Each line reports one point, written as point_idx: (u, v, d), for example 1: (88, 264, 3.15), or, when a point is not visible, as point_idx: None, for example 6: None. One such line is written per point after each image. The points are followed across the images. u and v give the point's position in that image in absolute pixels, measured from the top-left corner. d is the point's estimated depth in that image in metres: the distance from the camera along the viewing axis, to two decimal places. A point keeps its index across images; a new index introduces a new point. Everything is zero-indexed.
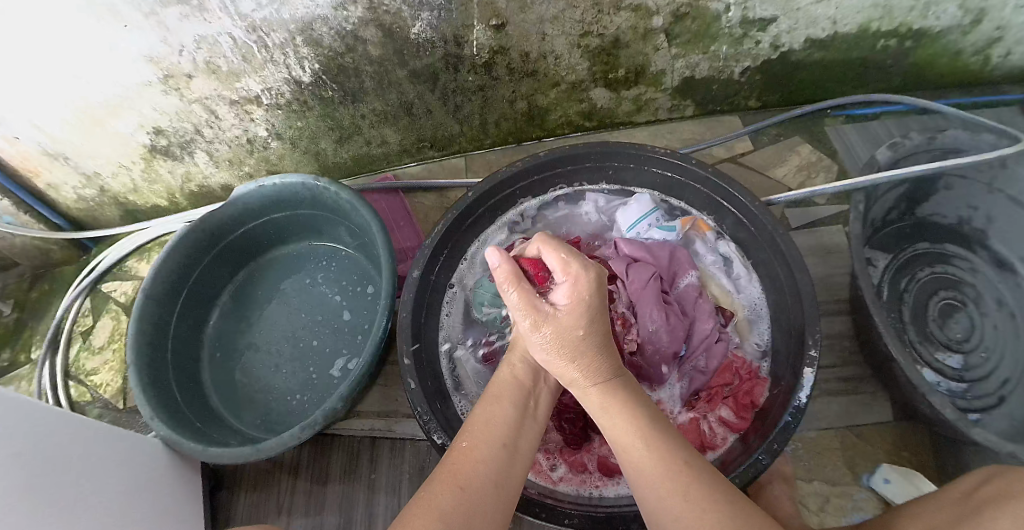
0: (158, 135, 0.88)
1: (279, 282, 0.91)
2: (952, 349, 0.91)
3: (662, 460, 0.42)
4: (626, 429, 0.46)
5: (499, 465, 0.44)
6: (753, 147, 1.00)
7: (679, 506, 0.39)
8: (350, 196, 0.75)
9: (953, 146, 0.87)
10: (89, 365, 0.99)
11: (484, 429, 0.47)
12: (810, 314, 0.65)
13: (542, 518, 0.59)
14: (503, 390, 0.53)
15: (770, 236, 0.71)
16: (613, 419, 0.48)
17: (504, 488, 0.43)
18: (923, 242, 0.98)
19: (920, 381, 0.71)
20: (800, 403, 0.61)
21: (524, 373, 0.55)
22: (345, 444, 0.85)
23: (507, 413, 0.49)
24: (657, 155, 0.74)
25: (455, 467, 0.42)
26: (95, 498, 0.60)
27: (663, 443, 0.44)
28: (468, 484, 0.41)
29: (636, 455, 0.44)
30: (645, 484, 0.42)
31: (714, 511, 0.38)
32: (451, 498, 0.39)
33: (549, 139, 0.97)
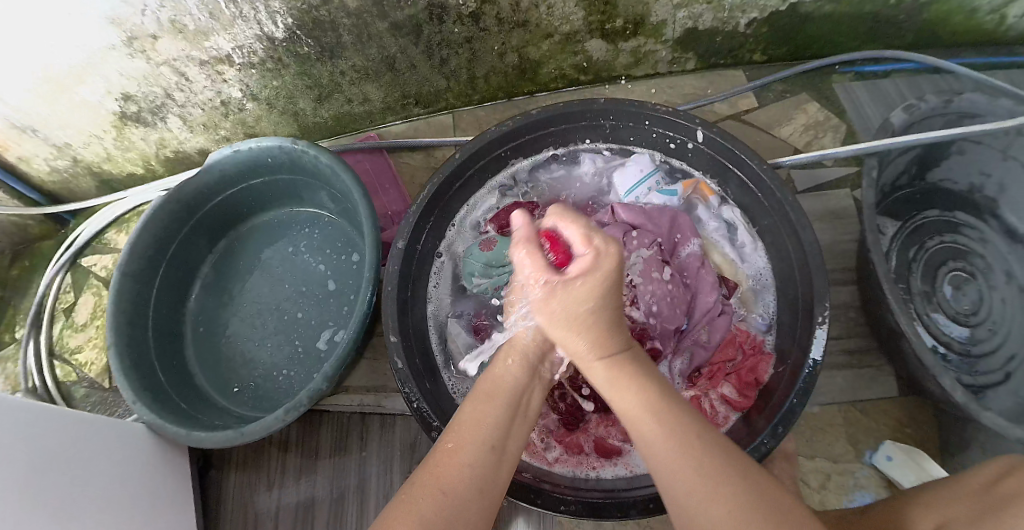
0: (127, 101, 0.82)
1: (261, 253, 0.86)
2: (957, 321, 0.87)
3: (674, 419, 0.39)
4: (630, 388, 0.43)
5: (487, 473, 0.39)
6: (758, 105, 0.94)
7: (692, 469, 0.36)
8: (330, 160, 0.70)
9: (969, 111, 0.82)
10: (73, 343, 0.96)
11: (472, 427, 0.41)
12: (818, 285, 0.61)
13: (538, 504, 0.56)
14: (496, 388, 0.46)
15: (778, 200, 0.66)
16: (621, 391, 0.43)
17: (489, 498, 0.38)
18: (933, 210, 0.93)
19: (930, 362, 0.68)
20: (810, 369, 0.58)
21: (518, 372, 0.48)
22: (334, 421, 0.82)
23: (495, 412, 0.43)
24: (658, 113, 0.68)
25: (437, 469, 0.38)
26: (89, 497, 0.60)
27: (670, 402, 0.41)
28: (450, 489, 0.37)
29: (644, 421, 0.40)
30: (651, 446, 0.39)
31: (729, 479, 0.35)
32: (432, 503, 0.36)
33: (540, 93, 0.92)
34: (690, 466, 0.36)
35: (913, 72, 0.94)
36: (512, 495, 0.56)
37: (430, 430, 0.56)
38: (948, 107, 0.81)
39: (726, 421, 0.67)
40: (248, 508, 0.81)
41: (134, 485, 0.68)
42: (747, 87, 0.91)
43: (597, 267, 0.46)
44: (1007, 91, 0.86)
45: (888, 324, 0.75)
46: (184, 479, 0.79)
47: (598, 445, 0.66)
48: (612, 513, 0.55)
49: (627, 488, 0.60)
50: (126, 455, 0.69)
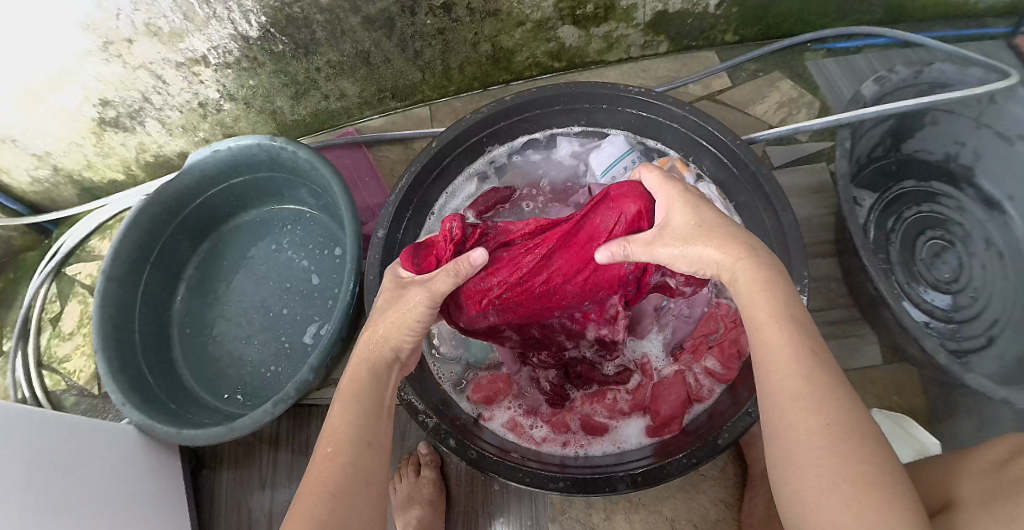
0: (105, 106, 0.82)
1: (244, 251, 0.87)
2: (940, 289, 0.89)
3: (799, 344, 0.38)
4: (766, 308, 0.41)
5: (368, 465, 0.40)
6: (732, 85, 0.95)
7: (801, 388, 0.36)
8: (308, 155, 0.71)
9: (941, 80, 0.84)
10: (61, 352, 0.95)
11: (343, 429, 0.42)
12: (797, 260, 0.63)
13: (526, 483, 0.56)
14: (357, 389, 0.46)
15: (753, 175, 0.68)
16: (756, 299, 0.42)
17: (375, 485, 0.40)
18: (909, 180, 0.94)
19: (912, 326, 0.70)
20: None
21: (376, 366, 0.49)
22: (324, 414, 0.83)
23: (360, 411, 0.44)
24: (631, 94, 0.70)
25: (317, 475, 0.39)
26: (89, 500, 0.61)
27: (799, 329, 0.39)
28: (334, 488, 0.38)
29: (770, 336, 0.39)
30: (770, 361, 0.38)
31: (837, 405, 0.35)
32: (320, 507, 0.37)
33: (515, 82, 0.93)
34: (803, 385, 0.36)
35: (885, 47, 0.96)
36: (495, 473, 0.57)
37: (417, 415, 0.59)
38: (919, 78, 0.83)
39: (711, 394, 0.66)
40: (243, 506, 0.81)
41: (133, 490, 0.69)
42: (720, 67, 0.92)
43: (680, 207, 0.49)
44: (978, 61, 0.88)
45: (870, 292, 0.77)
46: (177, 481, 0.79)
47: (585, 423, 0.66)
48: (601, 487, 0.56)
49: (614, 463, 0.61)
50: (120, 460, 0.69)
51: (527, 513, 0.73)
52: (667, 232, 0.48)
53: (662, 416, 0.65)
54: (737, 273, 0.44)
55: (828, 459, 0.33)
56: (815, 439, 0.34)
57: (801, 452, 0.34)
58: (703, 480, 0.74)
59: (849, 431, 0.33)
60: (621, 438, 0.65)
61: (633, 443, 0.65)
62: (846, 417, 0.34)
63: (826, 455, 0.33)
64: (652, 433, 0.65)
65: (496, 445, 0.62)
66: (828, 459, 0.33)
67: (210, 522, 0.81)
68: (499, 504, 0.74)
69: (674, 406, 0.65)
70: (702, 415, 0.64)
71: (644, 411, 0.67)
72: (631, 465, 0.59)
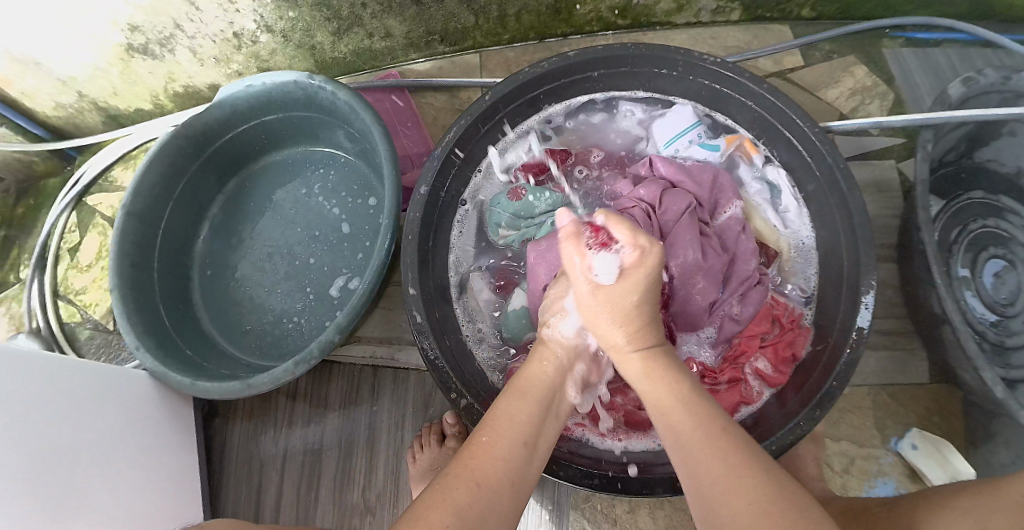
0: (134, 32, 0.78)
1: (272, 194, 0.82)
2: (994, 310, 0.79)
3: (698, 420, 0.38)
4: (668, 394, 0.41)
5: (520, 467, 0.39)
6: (804, 64, 0.88)
7: (715, 470, 0.35)
8: (349, 96, 0.66)
9: None
10: (78, 284, 0.93)
11: (506, 423, 0.41)
12: (867, 259, 0.57)
13: (560, 476, 0.53)
14: (528, 385, 0.46)
15: (829, 167, 0.61)
16: (655, 381, 0.43)
17: (520, 492, 0.38)
18: (977, 190, 0.83)
19: (974, 354, 0.64)
20: (862, 329, 0.56)
21: (552, 375, 0.48)
22: (345, 373, 0.80)
23: (529, 411, 0.43)
24: (706, 63, 0.63)
25: (467, 463, 0.37)
26: (116, 449, 0.62)
27: (706, 408, 0.39)
28: (485, 481, 0.36)
29: (674, 418, 0.39)
30: (676, 443, 0.38)
31: (751, 478, 0.33)
32: (467, 495, 0.35)
33: (575, 36, 0.86)
34: (719, 470, 0.34)
35: (965, 44, 0.85)
36: None
37: (450, 392, 0.54)
38: (1007, 84, 0.73)
39: (759, 397, 0.63)
40: (253, 458, 0.80)
41: (144, 446, 0.67)
42: (794, 43, 0.84)
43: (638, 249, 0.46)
44: None
45: (932, 307, 0.70)
46: (189, 430, 0.77)
47: (627, 417, 0.62)
48: (638, 490, 0.52)
49: (652, 463, 0.56)
50: (133, 406, 0.67)
51: (548, 497, 0.70)
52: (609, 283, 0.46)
53: None
54: (634, 356, 0.46)
55: None
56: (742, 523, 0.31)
57: None
58: None
59: (767, 508, 0.31)
60: None
61: None
62: (765, 494, 0.32)
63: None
64: None
65: None
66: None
67: (222, 477, 0.79)
68: None
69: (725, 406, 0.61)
70: (747, 421, 0.61)
71: None
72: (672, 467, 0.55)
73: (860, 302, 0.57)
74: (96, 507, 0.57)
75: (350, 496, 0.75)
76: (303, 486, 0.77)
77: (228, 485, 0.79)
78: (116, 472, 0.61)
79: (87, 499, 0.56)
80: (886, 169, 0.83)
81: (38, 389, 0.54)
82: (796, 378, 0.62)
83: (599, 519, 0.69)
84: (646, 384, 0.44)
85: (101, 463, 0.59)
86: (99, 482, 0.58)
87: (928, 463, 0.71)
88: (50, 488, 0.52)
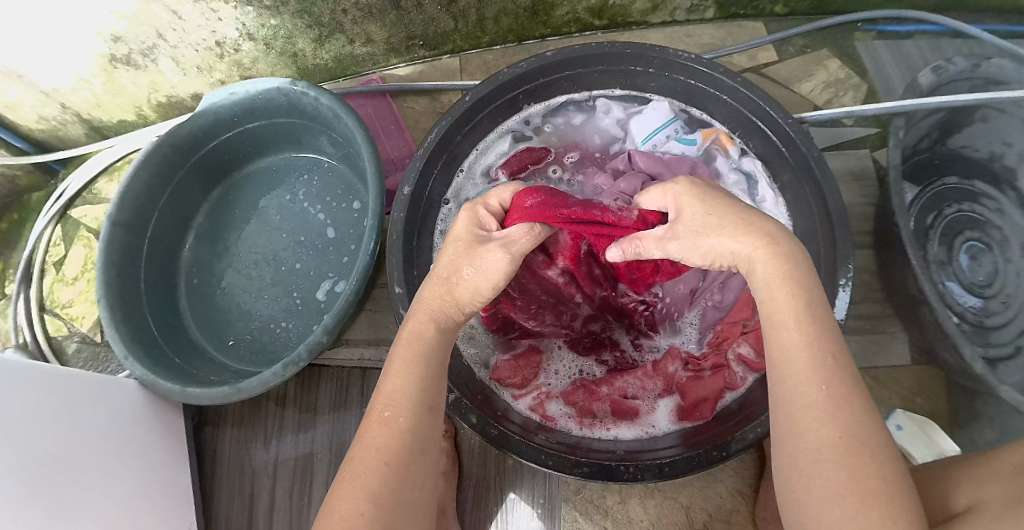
0: (117, 43, 0.78)
1: (257, 200, 0.83)
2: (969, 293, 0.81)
3: (812, 345, 0.37)
4: (785, 307, 0.39)
5: (423, 431, 0.39)
6: (779, 59, 0.90)
7: (820, 400, 0.35)
8: (331, 101, 0.66)
9: (997, 78, 0.75)
10: (65, 297, 0.92)
11: (399, 395, 0.40)
12: (842, 245, 0.59)
13: (549, 466, 0.54)
14: (413, 343, 0.44)
15: (803, 157, 0.63)
16: (775, 289, 0.40)
17: (431, 452, 0.40)
18: (951, 177, 0.83)
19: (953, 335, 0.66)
20: (839, 323, 0.57)
21: (429, 335, 0.45)
22: (334, 375, 0.80)
23: (418, 378, 0.42)
24: (681, 59, 0.65)
25: (367, 442, 0.38)
26: (109, 459, 0.62)
27: (824, 334, 0.38)
28: (393, 459, 0.37)
29: (788, 338, 0.38)
30: (781, 363, 0.38)
31: (848, 419, 0.34)
32: (378, 475, 0.36)
33: (553, 37, 0.88)
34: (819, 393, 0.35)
35: (935, 35, 0.87)
36: (519, 456, 0.54)
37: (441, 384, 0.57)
38: (976, 72, 0.76)
39: (744, 382, 0.62)
40: (244, 464, 0.80)
41: (136, 456, 0.67)
42: (767, 39, 0.86)
43: (695, 198, 0.46)
44: None
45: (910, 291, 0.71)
46: (179, 439, 0.77)
47: (614, 406, 0.62)
48: (626, 476, 0.53)
49: (640, 450, 0.57)
50: (122, 416, 0.67)
51: (540, 490, 0.71)
52: (676, 224, 0.46)
53: (692, 398, 0.62)
54: (755, 261, 0.42)
55: (843, 478, 0.32)
56: (826, 454, 0.34)
57: (807, 467, 0.34)
58: (720, 469, 0.70)
59: (852, 449, 0.33)
60: (650, 422, 0.62)
61: (662, 429, 0.62)
62: (860, 430, 0.34)
63: (835, 472, 0.33)
64: (683, 417, 0.62)
65: (520, 425, 0.60)
66: (833, 476, 0.33)
67: (214, 484, 0.79)
68: (511, 480, 0.71)
69: (708, 391, 0.61)
70: (732, 406, 0.61)
71: (674, 391, 0.64)
72: (659, 454, 0.56)
73: (838, 288, 0.58)
74: (92, 517, 0.57)
75: None
76: (297, 489, 0.77)
77: (220, 492, 0.79)
78: (109, 482, 0.61)
79: (84, 511, 0.56)
80: (860, 159, 0.85)
81: (31, 402, 0.55)
82: None
83: (591, 509, 0.70)
84: (764, 291, 0.41)
85: (94, 473, 0.60)
86: (93, 492, 0.58)
87: (912, 441, 0.72)
88: (47, 497, 0.53)
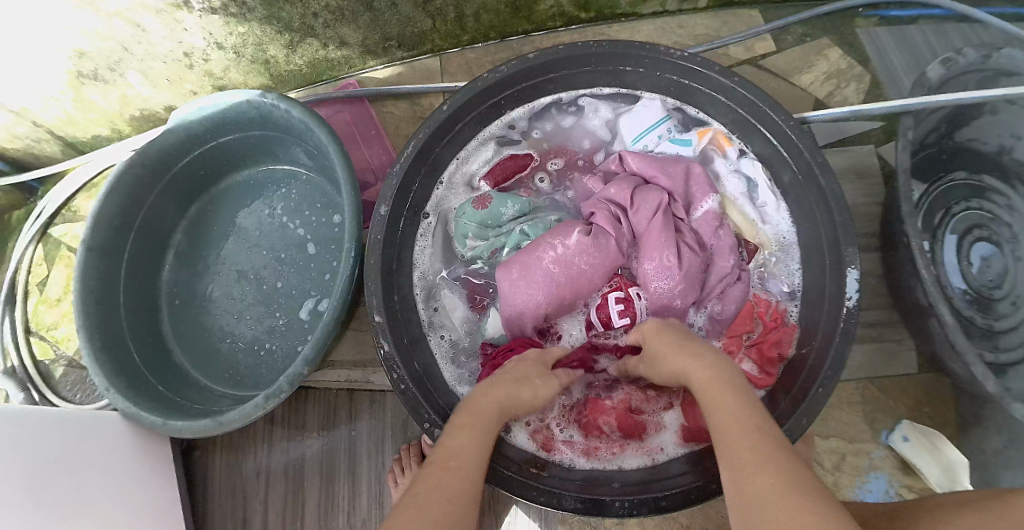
0: (83, 59, 0.75)
1: (235, 216, 0.80)
2: (976, 295, 0.77)
3: (745, 415, 0.39)
4: (717, 384, 0.42)
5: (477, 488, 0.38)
6: (777, 49, 0.85)
7: (752, 454, 0.35)
8: (302, 114, 0.63)
9: (1007, 68, 0.71)
10: (48, 320, 0.90)
11: (465, 451, 0.40)
12: (848, 253, 0.56)
13: (540, 502, 0.51)
14: (480, 411, 0.44)
15: (806, 162, 0.59)
16: (723, 373, 0.43)
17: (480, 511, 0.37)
18: (960, 171, 0.79)
19: (965, 349, 0.62)
20: (851, 309, 0.54)
21: (494, 411, 0.45)
22: (321, 397, 0.77)
23: (483, 441, 0.41)
24: (672, 57, 0.61)
25: (434, 480, 0.36)
26: (105, 489, 0.61)
27: (751, 404, 0.40)
28: (455, 499, 0.35)
29: (725, 410, 0.40)
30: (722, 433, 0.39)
31: (782, 455, 0.34)
32: (440, 510, 0.34)
33: (538, 33, 0.84)
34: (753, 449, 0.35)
35: (940, 20, 0.83)
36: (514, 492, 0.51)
37: (422, 422, 0.52)
38: (987, 64, 0.71)
39: None
40: (234, 489, 0.77)
41: (128, 487, 0.65)
42: (765, 28, 0.82)
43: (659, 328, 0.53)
44: None
45: (917, 297, 0.68)
46: (166, 467, 0.74)
47: (620, 425, 0.60)
48: (620, 512, 0.50)
49: (654, 480, 0.55)
50: (116, 446, 0.66)
51: (535, 513, 0.68)
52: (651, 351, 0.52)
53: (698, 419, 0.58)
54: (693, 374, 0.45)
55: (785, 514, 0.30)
56: (771, 492, 0.32)
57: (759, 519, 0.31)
58: None
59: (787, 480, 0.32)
60: (655, 446, 0.60)
61: (668, 454, 0.59)
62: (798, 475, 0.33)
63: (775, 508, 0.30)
64: (688, 438, 0.59)
65: (517, 459, 0.57)
66: (787, 516, 0.30)
67: (206, 513, 0.77)
68: (506, 503, 0.68)
69: None
70: None
71: (677, 409, 0.61)
72: (665, 485, 0.53)
73: (842, 309, 0.55)
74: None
75: (335, 523, 0.74)
76: (288, 515, 0.75)
77: (213, 520, 0.77)
78: (111, 511, 0.61)
79: None
80: (864, 154, 0.80)
81: (21, 440, 0.54)
82: (783, 378, 0.60)
83: None
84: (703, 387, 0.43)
85: (94, 504, 0.59)
86: (95, 523, 0.58)
87: (920, 454, 0.69)
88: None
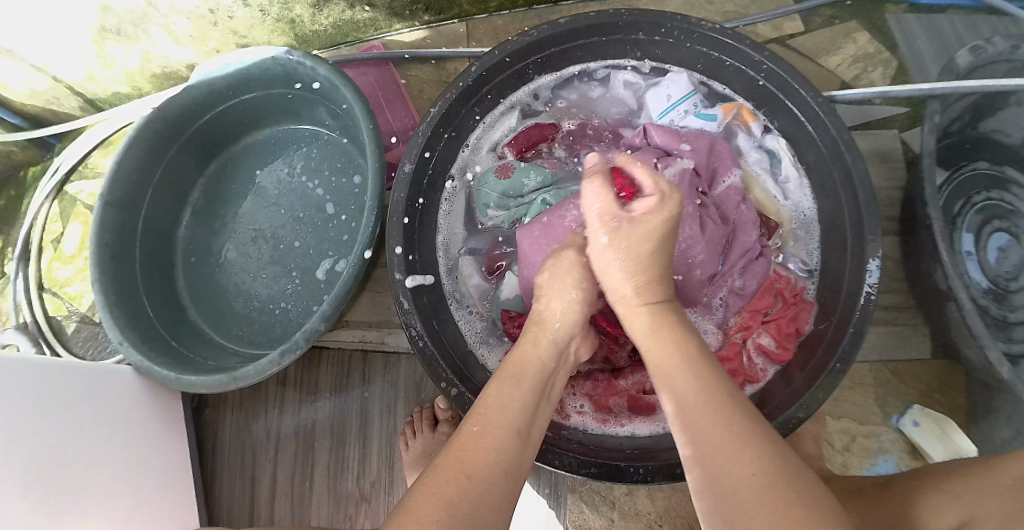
0: (106, 12, 0.75)
1: (255, 176, 0.80)
2: (995, 285, 0.76)
3: (700, 373, 0.34)
4: (672, 350, 0.37)
5: (510, 451, 0.35)
6: (804, 29, 0.84)
7: (721, 433, 0.30)
8: (327, 71, 0.62)
9: None
10: (63, 276, 0.90)
11: (498, 411, 0.37)
12: (869, 233, 0.55)
13: (555, 465, 0.52)
14: (518, 369, 0.41)
15: (832, 139, 0.58)
16: (661, 340, 0.38)
17: (513, 479, 0.35)
18: (982, 161, 0.78)
19: (981, 333, 0.62)
20: (870, 292, 0.54)
21: (545, 354, 0.43)
22: (335, 358, 0.78)
23: (523, 396, 0.39)
24: (703, 29, 0.59)
25: (458, 455, 0.34)
26: (115, 444, 0.62)
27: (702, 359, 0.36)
28: (475, 473, 0.33)
29: (674, 372, 0.35)
30: (679, 399, 0.34)
31: (750, 434, 0.30)
32: (456, 487, 0.32)
33: (565, 3, 0.83)
34: (722, 427, 0.31)
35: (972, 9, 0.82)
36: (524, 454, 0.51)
37: (440, 380, 0.53)
38: (1015, 53, 0.70)
39: (764, 375, 0.62)
40: (244, 448, 0.78)
41: (137, 443, 0.65)
42: (793, 8, 0.81)
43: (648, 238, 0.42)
44: None
45: (937, 282, 0.68)
46: (179, 424, 0.75)
47: (632, 401, 0.60)
48: (634, 478, 0.50)
49: (657, 448, 0.54)
50: (130, 402, 0.67)
51: (546, 480, 0.69)
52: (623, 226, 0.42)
53: None
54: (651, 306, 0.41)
55: (773, 516, 0.26)
56: (750, 495, 0.27)
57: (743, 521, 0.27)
58: None
59: (776, 479, 0.28)
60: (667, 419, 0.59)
61: None
62: (771, 462, 0.28)
63: (760, 510, 0.26)
64: None
65: None
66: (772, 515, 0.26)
67: (216, 470, 0.78)
68: None
69: None
70: (753, 398, 0.60)
71: None
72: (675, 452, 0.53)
73: (861, 295, 0.54)
74: (100, 499, 0.57)
75: (345, 484, 0.75)
76: (298, 476, 0.76)
77: (223, 477, 0.78)
78: (115, 467, 0.61)
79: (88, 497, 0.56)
80: (888, 139, 0.80)
81: (37, 390, 0.54)
82: (800, 354, 0.60)
83: (597, 499, 0.68)
84: (648, 337, 0.39)
85: (102, 458, 0.59)
86: (99, 477, 0.58)
87: (929, 439, 0.69)
88: (53, 484, 0.53)
